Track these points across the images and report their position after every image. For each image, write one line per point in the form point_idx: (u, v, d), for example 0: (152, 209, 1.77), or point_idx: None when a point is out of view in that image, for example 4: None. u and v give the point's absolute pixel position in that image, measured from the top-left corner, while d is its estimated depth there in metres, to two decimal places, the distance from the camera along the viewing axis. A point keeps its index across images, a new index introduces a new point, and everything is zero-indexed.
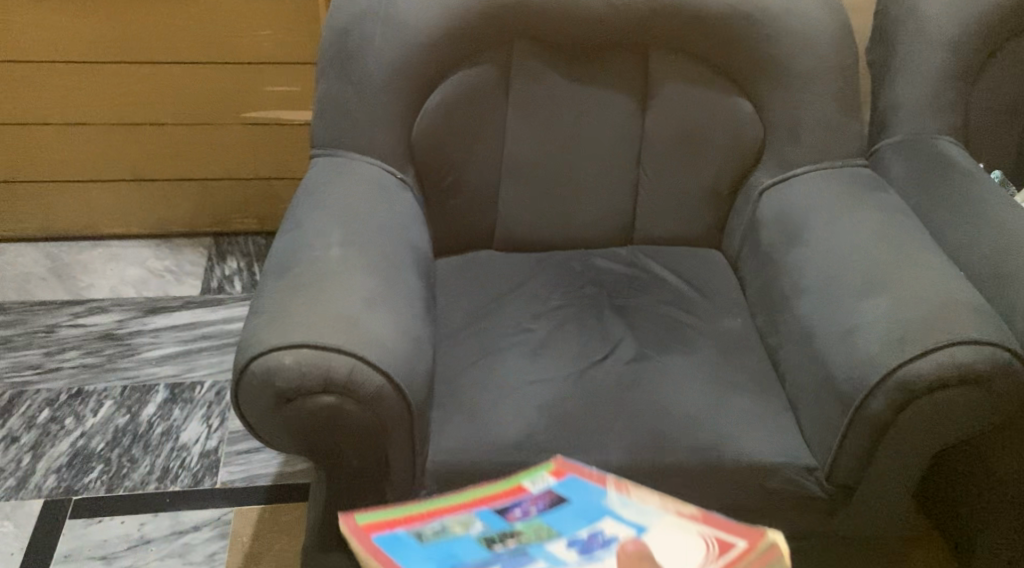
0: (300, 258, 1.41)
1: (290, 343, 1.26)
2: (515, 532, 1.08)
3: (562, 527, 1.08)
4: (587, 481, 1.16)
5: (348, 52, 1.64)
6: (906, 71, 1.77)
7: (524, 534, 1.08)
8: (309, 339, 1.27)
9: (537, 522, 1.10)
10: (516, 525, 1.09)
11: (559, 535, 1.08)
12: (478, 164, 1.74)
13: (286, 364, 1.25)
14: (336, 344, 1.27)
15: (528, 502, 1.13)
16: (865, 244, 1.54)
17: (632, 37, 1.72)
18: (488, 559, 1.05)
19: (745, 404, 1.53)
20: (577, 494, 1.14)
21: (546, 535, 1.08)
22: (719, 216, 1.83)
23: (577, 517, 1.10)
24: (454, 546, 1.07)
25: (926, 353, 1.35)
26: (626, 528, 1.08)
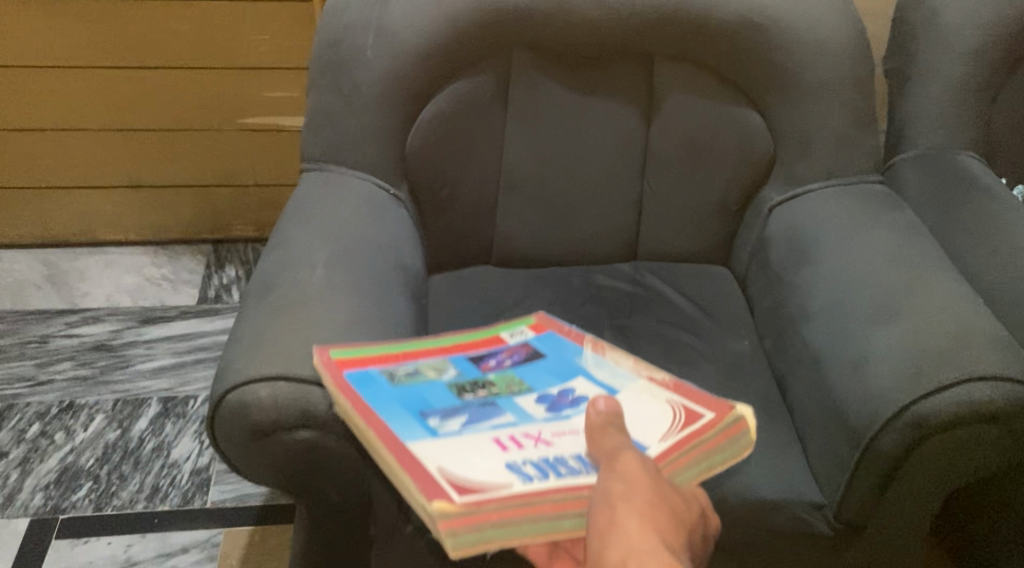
0: (282, 281, 1.34)
1: (266, 376, 1.20)
2: (487, 382, 1.20)
3: (534, 381, 1.21)
4: (564, 341, 1.29)
5: (339, 62, 1.58)
6: (926, 82, 1.69)
7: (491, 386, 1.20)
8: (286, 371, 1.20)
9: (509, 371, 1.23)
10: (488, 377, 1.21)
11: (529, 388, 1.20)
12: (475, 178, 1.67)
13: (262, 398, 1.19)
14: (314, 375, 1.21)
15: (502, 351, 1.27)
16: (879, 267, 1.46)
17: (636, 46, 1.64)
18: (457, 404, 1.15)
19: (750, 434, 1.45)
20: (554, 350, 1.28)
21: (516, 389, 1.19)
22: (728, 232, 1.75)
23: (555, 363, 1.25)
24: (427, 390, 1.18)
25: (943, 389, 1.28)
26: (599, 375, 1.23)
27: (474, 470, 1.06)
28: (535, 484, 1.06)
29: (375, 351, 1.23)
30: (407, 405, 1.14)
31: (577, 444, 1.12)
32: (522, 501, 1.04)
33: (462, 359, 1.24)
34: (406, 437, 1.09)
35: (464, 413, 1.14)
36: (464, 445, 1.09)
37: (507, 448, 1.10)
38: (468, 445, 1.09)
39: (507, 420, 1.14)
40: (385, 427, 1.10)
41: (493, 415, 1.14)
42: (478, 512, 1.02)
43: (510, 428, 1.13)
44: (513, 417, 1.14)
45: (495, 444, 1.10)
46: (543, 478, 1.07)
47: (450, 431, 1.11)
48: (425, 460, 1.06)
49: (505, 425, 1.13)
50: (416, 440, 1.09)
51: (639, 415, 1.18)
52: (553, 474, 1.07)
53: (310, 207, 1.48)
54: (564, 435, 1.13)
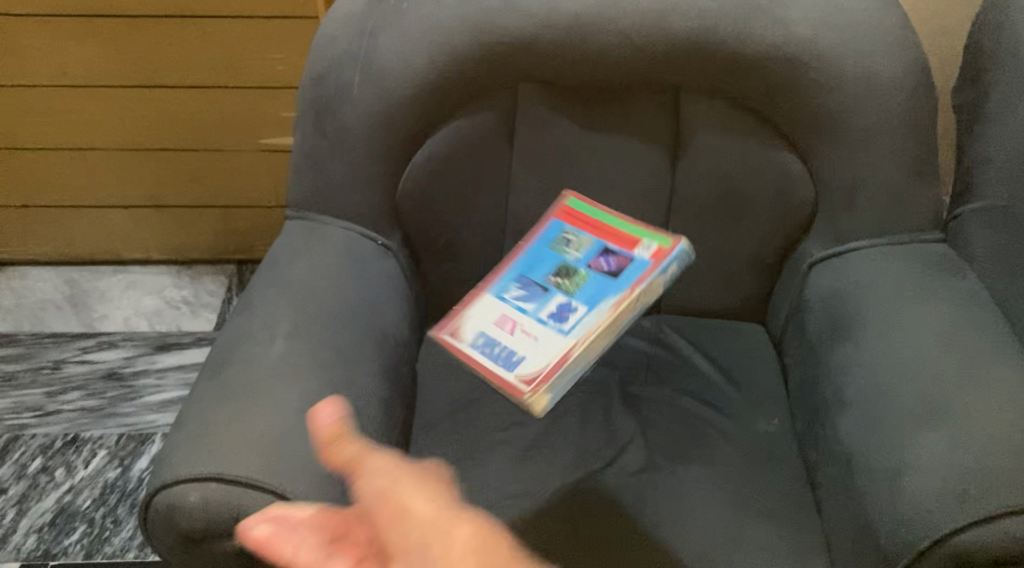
0: (236, 356, 1.21)
1: (198, 476, 1.08)
2: (568, 268, 1.33)
3: (575, 296, 1.29)
4: (642, 273, 1.28)
5: (323, 101, 1.43)
6: (1001, 121, 1.44)
7: (565, 280, 1.31)
8: (219, 472, 1.08)
9: (582, 268, 1.32)
10: (574, 256, 1.35)
11: (569, 293, 1.29)
12: (478, 224, 1.51)
13: (190, 502, 1.08)
14: (252, 478, 1.08)
15: (620, 253, 1.33)
16: (926, 351, 1.26)
17: (660, 82, 1.44)
18: (540, 283, 1.32)
19: (769, 538, 1.27)
20: (628, 271, 1.29)
21: (580, 284, 1.30)
22: (764, 287, 1.55)
23: (591, 293, 1.28)
24: (551, 257, 1.36)
25: (994, 519, 1.08)
26: (591, 316, 1.25)
27: (485, 328, 1.29)
28: (483, 358, 1.25)
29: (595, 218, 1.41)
30: (525, 263, 1.37)
31: (554, 350, 1.22)
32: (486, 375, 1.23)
33: (528, 256, 1.38)
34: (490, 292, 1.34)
35: (532, 292, 1.32)
36: (502, 311, 1.30)
37: (515, 334, 1.26)
38: (501, 315, 1.30)
39: (535, 297, 1.31)
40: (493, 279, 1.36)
41: (552, 302, 1.29)
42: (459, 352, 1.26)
43: (528, 318, 1.28)
44: (561, 296, 1.29)
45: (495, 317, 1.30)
46: (508, 361, 1.23)
47: (515, 299, 1.31)
48: (459, 341, 1.28)
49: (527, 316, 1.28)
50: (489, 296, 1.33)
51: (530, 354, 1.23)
52: (520, 356, 1.23)
53: (283, 268, 1.36)
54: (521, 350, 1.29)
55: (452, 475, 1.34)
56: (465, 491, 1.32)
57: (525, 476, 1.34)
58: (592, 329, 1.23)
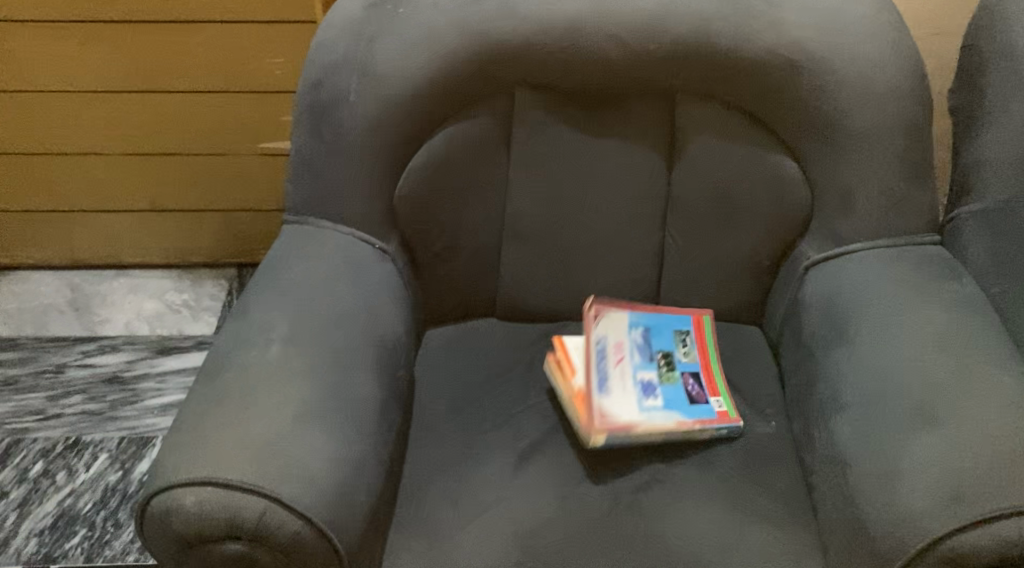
0: (233, 361, 1.22)
1: (194, 480, 1.09)
2: (672, 361, 1.44)
3: (665, 388, 1.40)
4: (703, 417, 1.38)
5: (320, 106, 1.43)
6: (996, 124, 1.45)
7: (666, 370, 1.42)
8: (215, 476, 1.09)
9: (679, 371, 1.43)
10: (679, 358, 1.45)
11: (670, 393, 1.40)
12: (475, 228, 1.51)
13: (187, 506, 1.08)
14: (248, 482, 1.08)
15: (703, 388, 1.42)
16: (921, 354, 1.26)
17: (656, 85, 1.45)
18: (643, 360, 1.42)
19: (765, 541, 1.27)
20: (695, 408, 1.39)
21: (673, 383, 1.41)
22: (761, 289, 1.56)
23: (673, 397, 1.39)
24: (666, 343, 1.45)
25: (987, 521, 1.09)
26: (664, 414, 1.36)
27: (615, 335, 1.42)
28: (593, 358, 1.38)
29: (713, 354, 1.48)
30: (653, 338, 1.45)
31: (623, 409, 1.35)
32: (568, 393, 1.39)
33: (655, 317, 1.47)
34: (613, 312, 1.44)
35: (630, 355, 1.42)
36: (623, 336, 1.43)
37: (617, 364, 1.40)
38: (622, 337, 1.43)
39: (641, 354, 1.42)
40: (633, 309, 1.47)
41: (645, 372, 1.41)
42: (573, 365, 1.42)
43: (627, 367, 1.40)
44: (657, 376, 1.41)
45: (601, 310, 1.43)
46: (601, 383, 1.37)
47: (632, 342, 1.43)
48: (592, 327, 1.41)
49: (646, 383, 1.39)
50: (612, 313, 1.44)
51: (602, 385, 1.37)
52: (611, 388, 1.37)
53: (280, 272, 1.36)
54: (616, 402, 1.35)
55: (449, 478, 1.34)
56: (461, 495, 1.32)
57: (522, 479, 1.34)
58: (656, 425, 1.35)
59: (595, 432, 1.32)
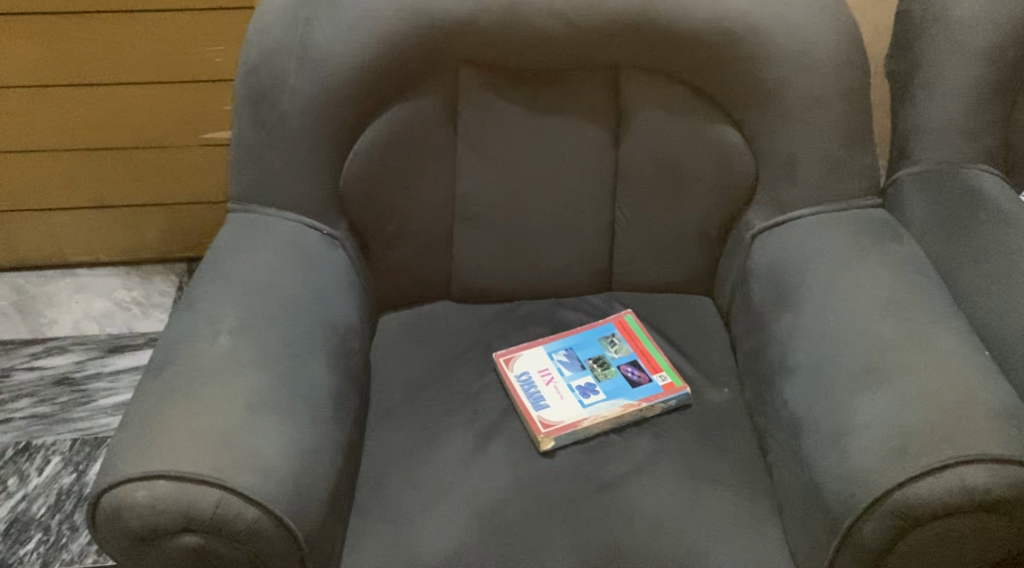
0: (181, 353, 1.20)
1: (144, 474, 1.07)
2: (605, 360, 1.45)
3: (603, 383, 1.42)
4: (647, 397, 1.39)
5: (259, 93, 1.41)
6: (932, 88, 1.48)
7: (601, 368, 1.44)
8: (166, 469, 1.07)
9: (614, 366, 1.44)
10: (611, 355, 1.46)
11: (614, 388, 1.41)
12: (425, 210, 1.50)
13: (139, 501, 1.06)
14: (201, 473, 1.07)
15: (643, 370, 1.44)
16: (867, 315, 1.28)
17: (598, 59, 1.45)
18: (573, 371, 1.44)
19: (723, 505, 1.29)
20: (639, 391, 1.40)
21: (611, 378, 1.43)
22: (711, 259, 1.57)
23: (615, 388, 1.41)
24: (593, 349, 1.47)
25: (931, 473, 1.10)
26: (609, 404, 1.38)
27: (535, 364, 1.45)
28: (521, 392, 1.40)
29: (643, 338, 1.49)
30: (578, 349, 1.47)
31: (567, 414, 1.37)
32: (514, 406, 1.41)
33: (576, 335, 1.49)
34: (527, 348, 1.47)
35: (562, 372, 1.43)
36: (548, 360, 1.45)
37: (549, 385, 1.41)
38: (545, 361, 1.45)
39: (571, 368, 1.44)
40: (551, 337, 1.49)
41: (580, 381, 1.42)
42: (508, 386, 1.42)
43: (560, 382, 1.42)
44: (592, 378, 1.42)
45: (513, 354, 1.46)
46: (537, 403, 1.39)
47: (558, 362, 1.45)
48: (511, 370, 1.44)
49: (584, 388, 1.41)
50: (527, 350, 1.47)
51: (539, 405, 1.39)
52: (547, 403, 1.39)
53: (227, 262, 1.34)
54: (560, 415, 1.37)
55: (407, 461, 1.34)
56: (421, 476, 1.32)
57: (481, 458, 1.34)
58: (602, 417, 1.37)
59: (543, 439, 1.34)
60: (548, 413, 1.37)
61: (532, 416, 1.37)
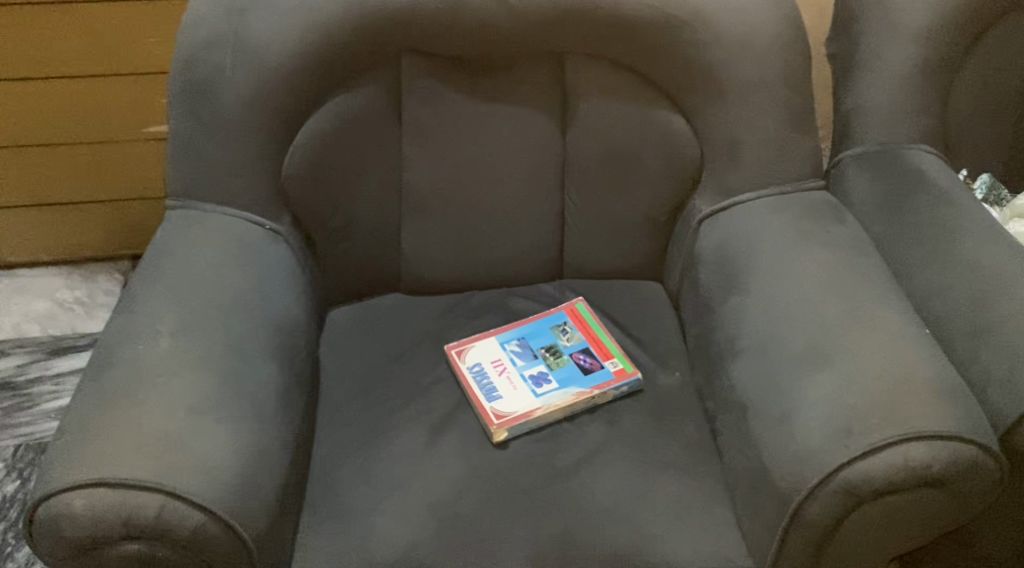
0: (121, 356, 1.17)
1: (83, 482, 1.05)
2: (557, 349, 1.45)
3: (557, 372, 1.42)
4: (600, 384, 1.39)
5: (196, 86, 1.38)
6: (871, 71, 1.52)
7: (553, 357, 1.44)
8: (105, 477, 1.05)
9: (567, 354, 1.44)
10: (563, 343, 1.46)
11: (567, 376, 1.41)
12: (370, 202, 1.49)
13: (77, 510, 1.04)
14: (142, 479, 1.05)
15: (595, 357, 1.44)
16: (814, 297, 1.29)
17: (541, 46, 1.44)
18: (526, 360, 1.43)
19: (675, 489, 1.29)
20: (593, 377, 1.40)
21: (563, 366, 1.43)
22: (659, 245, 1.57)
23: (567, 376, 1.41)
24: (547, 337, 1.47)
25: (874, 451, 1.11)
26: (562, 392, 1.38)
27: (489, 355, 1.44)
28: (474, 383, 1.40)
29: (595, 325, 1.48)
30: (532, 339, 1.46)
31: (520, 404, 1.37)
32: (467, 397, 1.40)
33: (528, 325, 1.49)
34: (480, 339, 1.46)
35: (516, 363, 1.43)
36: (502, 350, 1.45)
37: (502, 376, 1.41)
38: (498, 351, 1.44)
39: (524, 358, 1.44)
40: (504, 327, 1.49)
41: (533, 370, 1.42)
42: (462, 377, 1.41)
43: (513, 372, 1.41)
44: (544, 367, 1.42)
45: (467, 345, 1.45)
46: (489, 394, 1.38)
47: (511, 352, 1.44)
48: (463, 361, 1.43)
49: (538, 377, 1.41)
50: (480, 341, 1.46)
51: (493, 396, 1.38)
52: (500, 393, 1.38)
53: (166, 260, 1.31)
54: (514, 405, 1.36)
55: (358, 456, 1.33)
56: (372, 472, 1.31)
57: (432, 451, 1.33)
58: (555, 405, 1.36)
59: (496, 430, 1.33)
60: (501, 404, 1.37)
61: (486, 407, 1.36)
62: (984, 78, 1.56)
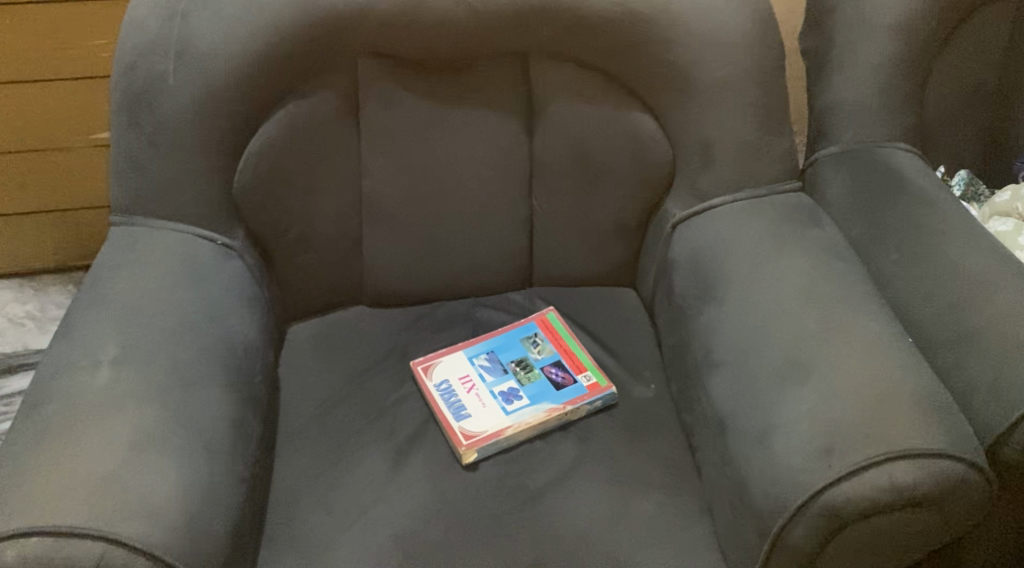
0: (60, 388, 1.10)
1: (15, 532, 0.98)
2: (527, 362, 1.39)
3: (528, 388, 1.36)
4: (573, 399, 1.34)
5: (138, 95, 1.30)
6: (846, 67, 1.47)
7: (524, 372, 1.38)
8: (40, 524, 0.98)
9: (538, 368, 1.38)
10: (534, 357, 1.40)
11: (539, 392, 1.35)
12: (327, 212, 1.42)
13: (9, 562, 0.97)
14: (79, 526, 0.99)
15: (568, 371, 1.38)
16: (792, 305, 1.23)
17: (502, 46, 1.38)
18: (496, 376, 1.37)
19: (652, 509, 1.24)
20: (566, 392, 1.35)
21: (534, 381, 1.37)
22: (632, 250, 1.51)
23: (539, 392, 1.35)
24: (517, 351, 1.40)
25: (859, 472, 1.06)
26: (533, 410, 1.32)
27: (457, 371, 1.38)
28: (441, 402, 1.34)
29: (568, 337, 1.42)
30: (502, 353, 1.40)
31: (489, 423, 1.31)
32: (434, 416, 1.34)
33: (497, 337, 1.42)
34: (448, 355, 1.40)
35: (485, 379, 1.37)
36: (471, 366, 1.39)
37: (471, 394, 1.35)
38: (467, 367, 1.38)
39: (493, 373, 1.38)
40: (473, 341, 1.43)
41: (503, 387, 1.36)
42: (428, 396, 1.35)
43: (482, 390, 1.35)
44: (514, 382, 1.36)
45: (434, 361, 1.39)
46: (457, 413, 1.32)
47: (480, 368, 1.38)
48: (429, 379, 1.37)
49: (508, 394, 1.35)
50: (448, 356, 1.40)
51: (461, 415, 1.32)
52: (468, 412, 1.32)
53: (109, 280, 1.24)
54: (483, 425, 1.30)
55: (318, 483, 1.26)
56: (334, 499, 1.25)
57: (397, 476, 1.27)
58: (525, 424, 1.30)
59: (465, 452, 1.27)
60: (470, 424, 1.31)
61: (453, 428, 1.30)
62: (959, 72, 1.52)
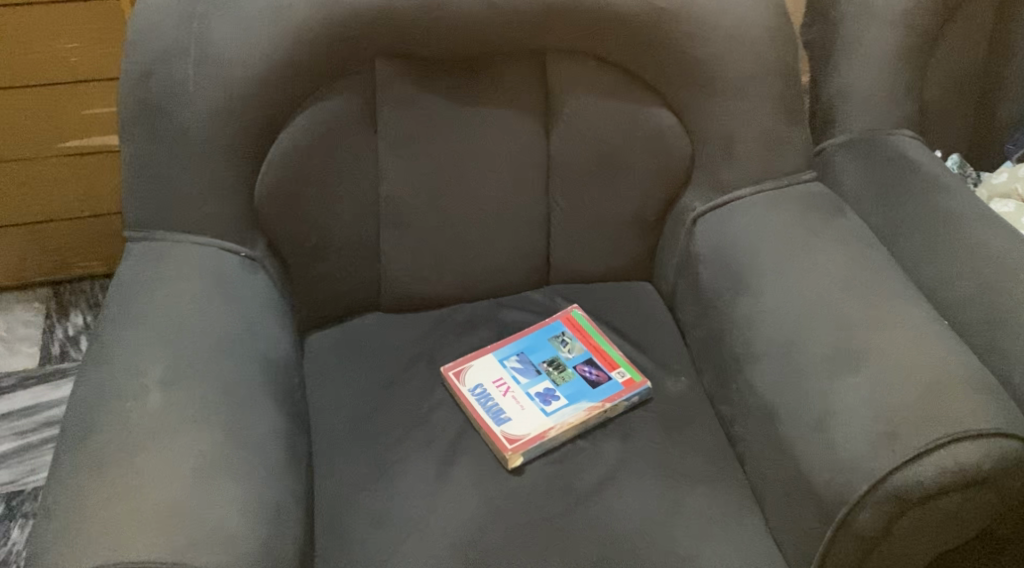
0: (109, 416, 1.05)
1: None
2: (559, 362, 1.38)
3: (563, 388, 1.35)
4: (611, 396, 1.33)
5: (154, 104, 1.25)
6: (851, 56, 1.49)
7: (557, 372, 1.37)
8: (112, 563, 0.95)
9: (571, 368, 1.38)
10: (565, 356, 1.39)
11: (574, 391, 1.35)
12: (348, 218, 1.38)
13: None
14: (153, 562, 0.95)
15: (601, 369, 1.38)
16: (831, 293, 1.25)
17: (523, 44, 1.36)
18: (529, 378, 1.36)
19: (704, 502, 1.25)
20: (602, 389, 1.34)
21: (569, 380, 1.36)
22: (649, 244, 1.51)
23: (576, 391, 1.35)
24: (547, 351, 1.40)
25: (923, 456, 1.08)
26: (573, 409, 1.32)
27: (488, 375, 1.36)
28: (478, 407, 1.32)
29: (596, 334, 1.42)
30: (531, 353, 1.39)
31: (531, 426, 1.30)
32: (472, 421, 1.32)
33: (525, 338, 1.41)
34: (478, 358, 1.38)
35: (518, 381, 1.36)
36: (502, 368, 1.37)
37: (507, 397, 1.34)
38: (498, 370, 1.37)
39: (526, 375, 1.37)
40: (500, 342, 1.41)
41: (537, 388, 1.35)
42: (463, 402, 1.33)
43: (518, 392, 1.34)
44: (550, 383, 1.35)
45: (464, 366, 1.37)
46: (497, 417, 1.31)
47: (511, 370, 1.37)
48: (463, 384, 1.35)
49: (545, 395, 1.34)
50: (478, 360, 1.38)
51: (501, 419, 1.31)
52: (508, 415, 1.31)
53: (140, 298, 1.19)
54: (524, 427, 1.29)
55: (365, 497, 1.24)
56: (385, 512, 1.22)
57: (444, 484, 1.25)
58: (568, 424, 1.30)
59: (511, 457, 1.26)
60: (511, 427, 1.29)
61: (495, 433, 1.29)
62: (957, 58, 1.55)
